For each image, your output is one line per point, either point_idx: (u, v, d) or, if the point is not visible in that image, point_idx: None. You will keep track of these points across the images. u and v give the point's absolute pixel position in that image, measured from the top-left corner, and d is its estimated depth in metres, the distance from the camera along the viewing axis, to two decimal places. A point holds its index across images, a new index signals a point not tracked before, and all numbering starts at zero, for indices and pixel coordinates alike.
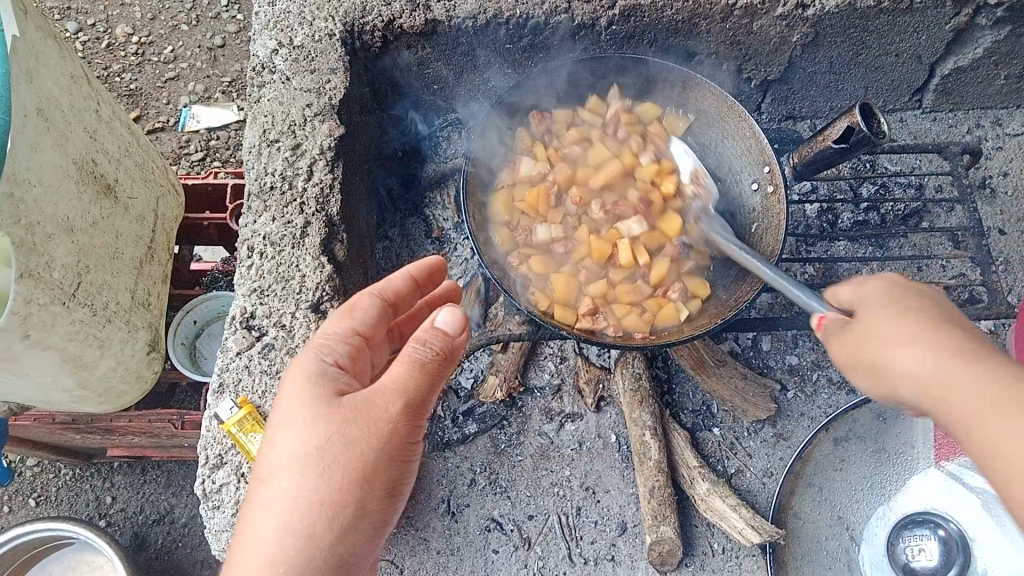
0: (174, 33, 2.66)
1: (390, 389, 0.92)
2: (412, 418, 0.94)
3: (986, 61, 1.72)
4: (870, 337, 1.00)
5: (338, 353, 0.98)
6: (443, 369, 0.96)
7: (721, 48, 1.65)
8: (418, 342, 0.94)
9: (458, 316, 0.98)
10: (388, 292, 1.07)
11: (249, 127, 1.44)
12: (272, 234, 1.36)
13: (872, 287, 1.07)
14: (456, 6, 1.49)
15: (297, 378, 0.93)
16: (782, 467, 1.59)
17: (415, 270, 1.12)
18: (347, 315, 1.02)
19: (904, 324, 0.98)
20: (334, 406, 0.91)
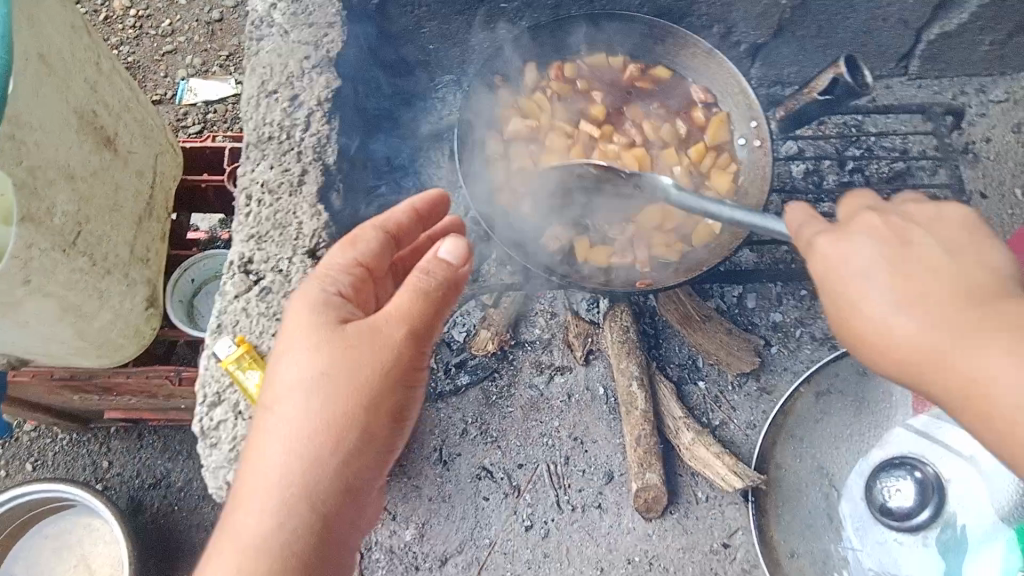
0: (172, 7, 2.68)
1: (394, 316, 0.92)
2: (418, 346, 0.94)
3: (969, 26, 1.76)
4: (873, 327, 0.91)
5: (341, 283, 0.98)
6: (447, 298, 0.96)
7: (710, 10, 1.69)
8: (421, 272, 0.94)
9: (460, 246, 0.98)
10: (392, 224, 1.07)
11: (248, 80, 1.47)
12: (270, 182, 1.40)
13: (858, 246, 0.95)
14: None
15: (300, 306, 0.94)
16: (765, 420, 1.64)
17: (417, 203, 1.11)
18: (350, 246, 1.01)
19: (906, 319, 0.89)
20: (339, 333, 0.92)
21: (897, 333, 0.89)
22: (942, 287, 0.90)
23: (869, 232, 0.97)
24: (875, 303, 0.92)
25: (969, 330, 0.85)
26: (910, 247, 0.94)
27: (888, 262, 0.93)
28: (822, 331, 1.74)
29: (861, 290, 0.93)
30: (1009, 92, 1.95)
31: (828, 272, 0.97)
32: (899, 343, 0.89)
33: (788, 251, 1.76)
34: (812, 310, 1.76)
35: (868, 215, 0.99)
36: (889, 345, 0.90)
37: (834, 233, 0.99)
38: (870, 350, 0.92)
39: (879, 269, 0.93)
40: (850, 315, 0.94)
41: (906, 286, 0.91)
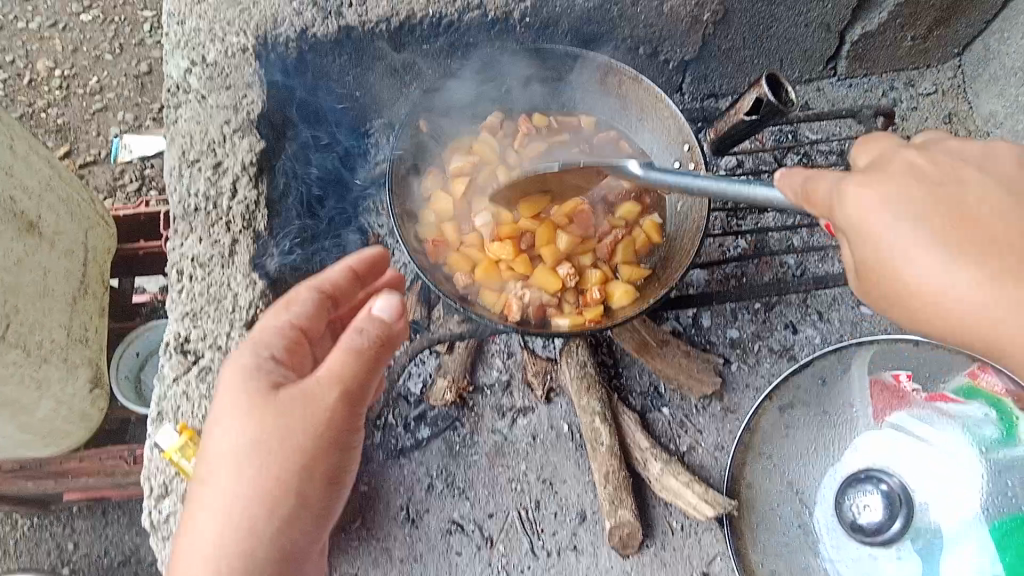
0: (98, 63, 2.61)
1: (327, 379, 0.88)
2: (350, 409, 0.90)
3: (891, 24, 1.77)
4: (928, 289, 0.84)
5: (275, 346, 0.94)
6: (381, 358, 0.92)
7: (635, 34, 1.67)
8: (355, 331, 0.89)
9: (396, 300, 0.93)
10: (328, 284, 1.02)
11: (168, 151, 1.42)
12: (200, 255, 1.35)
13: (893, 189, 0.87)
14: (369, 9, 1.49)
15: (232, 374, 0.90)
16: (732, 440, 1.62)
17: (354, 261, 1.06)
18: (285, 307, 0.98)
19: (961, 271, 0.82)
20: (272, 398, 0.88)
21: (954, 294, 0.83)
22: (995, 224, 0.84)
23: (911, 175, 0.89)
24: (943, 277, 0.83)
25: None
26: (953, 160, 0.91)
27: (1012, 237, 0.82)
28: (779, 343, 1.73)
29: (898, 245, 0.86)
30: (937, 84, 1.97)
31: (868, 233, 0.87)
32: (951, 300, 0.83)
33: (736, 266, 1.76)
34: (767, 322, 1.75)
35: (908, 154, 0.92)
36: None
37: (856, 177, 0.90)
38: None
39: (930, 241, 0.84)
40: (911, 294, 0.86)
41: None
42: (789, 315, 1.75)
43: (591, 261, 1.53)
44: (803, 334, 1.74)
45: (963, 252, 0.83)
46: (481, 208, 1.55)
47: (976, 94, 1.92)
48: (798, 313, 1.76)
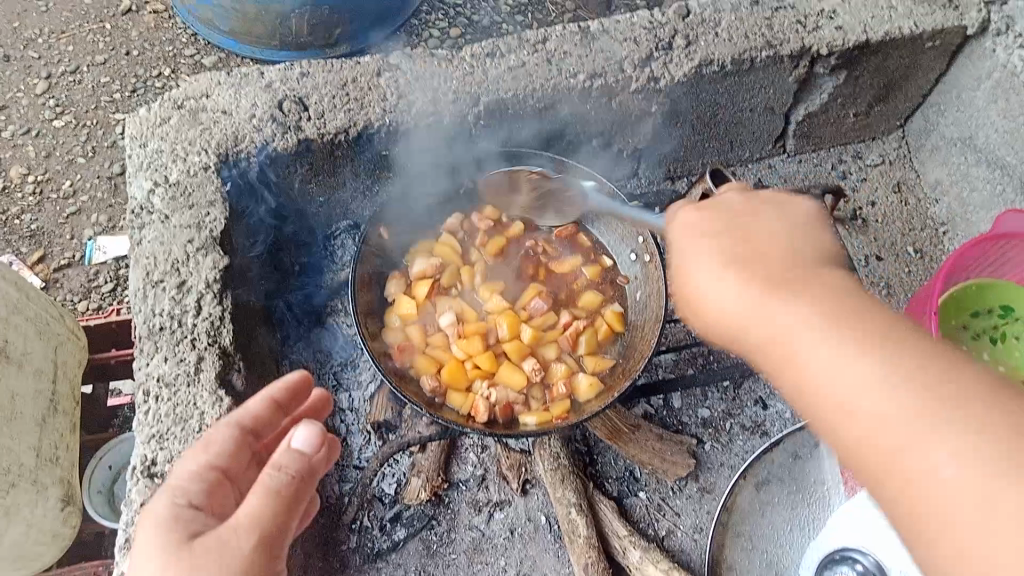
0: (71, 168, 2.63)
1: (245, 523, 0.85)
2: (269, 555, 0.87)
3: (833, 104, 1.84)
4: (699, 298, 0.97)
5: (192, 492, 0.94)
6: (301, 493, 0.92)
7: (587, 127, 1.73)
8: (273, 468, 0.90)
9: (314, 433, 0.95)
10: (245, 420, 1.05)
11: (131, 272, 1.43)
12: (165, 375, 1.35)
13: (700, 223, 1.03)
14: (326, 122, 1.55)
15: (149, 528, 0.87)
16: (710, 521, 1.62)
17: (274, 392, 1.10)
18: (203, 450, 1.00)
19: (726, 283, 0.93)
20: (188, 549, 0.84)
21: (716, 300, 0.94)
22: (778, 257, 0.95)
23: (721, 212, 1.04)
24: (708, 286, 0.95)
25: (787, 288, 0.89)
26: (766, 199, 1.06)
27: (781, 269, 0.93)
28: (750, 420, 1.74)
29: (687, 260, 1.00)
30: (883, 155, 2.03)
31: (678, 258, 1.02)
32: (715, 308, 0.94)
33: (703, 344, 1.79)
34: (737, 399, 1.76)
35: (732, 195, 1.08)
36: (804, 373, 0.84)
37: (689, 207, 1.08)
38: (780, 365, 0.88)
39: (704, 252, 0.98)
40: (691, 304, 0.99)
41: (850, 320, 0.83)
42: (758, 390, 1.77)
43: (554, 356, 1.54)
44: (774, 409, 1.76)
45: (739, 273, 0.94)
46: (446, 307, 1.57)
47: (921, 163, 1.99)
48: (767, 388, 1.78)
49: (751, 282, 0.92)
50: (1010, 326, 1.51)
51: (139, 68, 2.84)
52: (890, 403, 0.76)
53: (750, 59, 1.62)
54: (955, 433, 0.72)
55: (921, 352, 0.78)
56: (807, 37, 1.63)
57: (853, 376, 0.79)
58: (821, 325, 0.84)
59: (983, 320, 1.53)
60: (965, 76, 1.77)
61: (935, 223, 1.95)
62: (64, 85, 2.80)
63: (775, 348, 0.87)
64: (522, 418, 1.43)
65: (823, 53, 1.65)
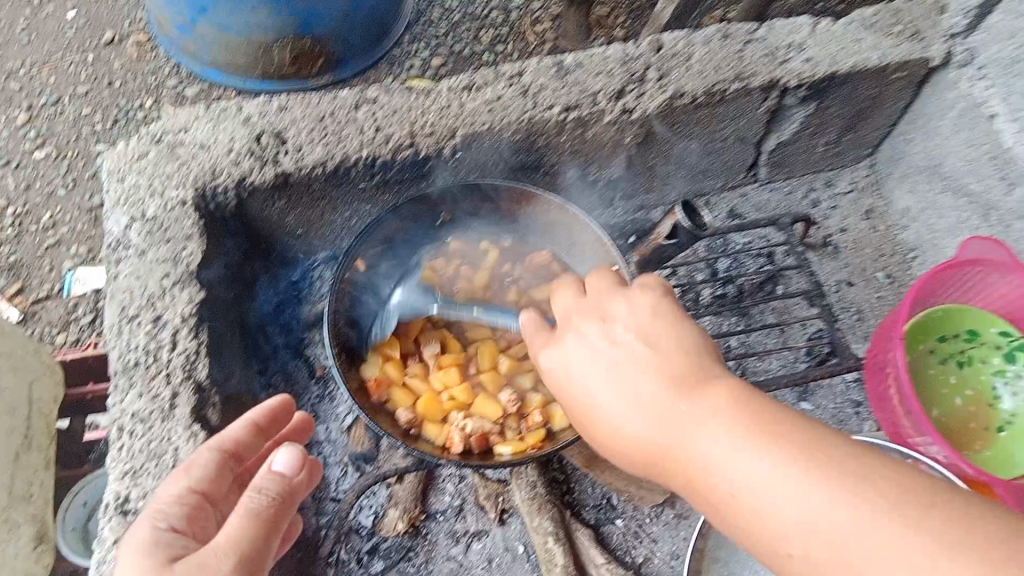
0: (51, 200, 2.63)
1: (225, 545, 0.91)
2: (249, 573, 0.92)
3: (802, 134, 1.89)
4: (614, 434, 1.02)
5: (174, 516, 0.99)
6: (280, 515, 0.98)
7: (561, 159, 1.76)
8: (254, 491, 0.96)
9: (294, 456, 1.02)
10: (227, 445, 1.11)
11: (108, 308, 1.45)
12: (140, 410, 1.36)
13: (575, 357, 1.07)
14: (303, 156, 1.58)
15: (133, 552, 0.93)
16: (687, 547, 1.63)
17: (254, 417, 1.16)
18: (185, 474, 1.06)
19: (633, 420, 0.99)
20: (169, 569, 0.89)
21: (628, 427, 0.99)
22: (654, 377, 1.00)
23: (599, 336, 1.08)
24: (613, 412, 1.01)
25: (684, 414, 0.95)
26: (622, 301, 1.10)
27: (664, 394, 0.98)
28: None
29: (584, 392, 1.05)
30: (853, 183, 2.07)
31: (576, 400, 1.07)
32: (630, 441, 1.00)
33: None
34: None
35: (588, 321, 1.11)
36: (722, 488, 0.90)
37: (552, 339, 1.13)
38: (699, 483, 0.93)
39: (597, 377, 1.04)
40: (601, 435, 1.04)
41: (765, 428, 0.89)
42: None
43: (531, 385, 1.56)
44: None
45: (631, 409, 0.99)
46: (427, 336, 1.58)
47: (891, 191, 2.03)
48: None
49: (648, 412, 0.98)
50: (977, 350, 1.55)
51: (121, 99, 2.86)
52: (817, 520, 0.81)
53: (720, 91, 1.67)
54: (873, 526, 0.78)
55: (814, 452, 0.85)
56: (775, 70, 1.68)
57: (778, 492, 0.84)
58: (724, 434, 0.91)
59: (951, 344, 1.57)
60: (930, 106, 1.82)
61: (904, 250, 1.99)
62: (45, 116, 2.81)
63: (699, 475, 0.92)
64: (497, 448, 1.45)
65: (792, 84, 1.69)
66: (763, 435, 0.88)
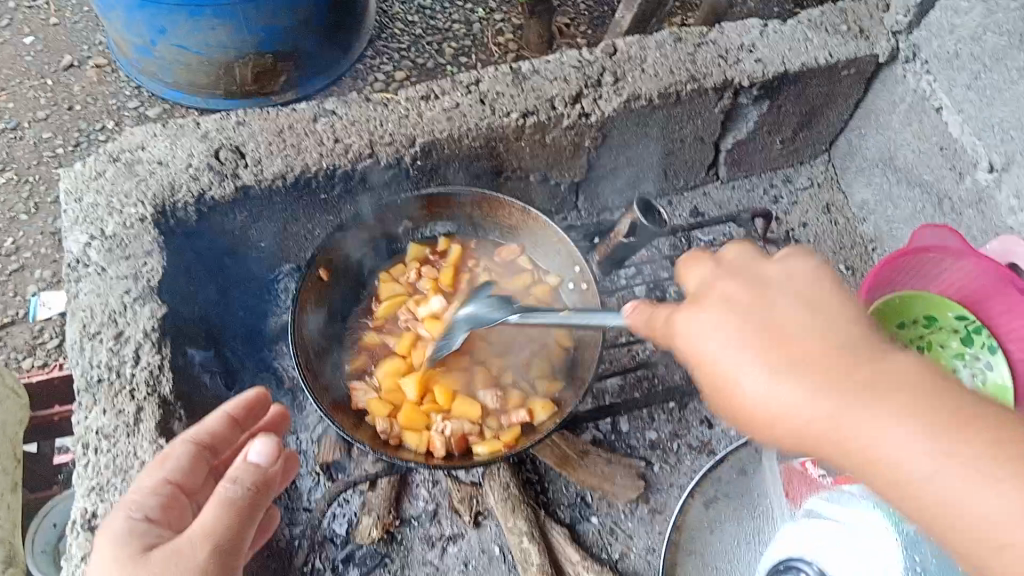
0: (13, 225, 2.60)
1: (199, 534, 0.92)
2: (226, 560, 0.93)
3: (758, 132, 1.92)
4: (765, 409, 0.86)
5: (148, 507, 0.99)
6: (257, 504, 0.98)
7: (523, 163, 1.78)
8: (230, 481, 0.96)
9: (270, 446, 1.02)
10: (203, 437, 1.12)
11: (68, 325, 1.41)
12: (105, 427, 1.33)
13: (713, 326, 0.91)
14: (264, 168, 1.57)
15: (103, 541, 0.93)
16: (662, 542, 1.64)
17: (232, 409, 1.18)
18: (160, 467, 1.06)
19: (795, 394, 0.85)
20: (143, 559, 0.90)
21: (784, 407, 0.85)
22: (817, 347, 0.87)
23: (724, 304, 0.93)
24: (769, 394, 0.86)
25: (860, 390, 0.83)
26: (768, 271, 0.97)
27: (831, 367, 0.85)
28: (697, 440, 1.78)
29: (729, 368, 0.89)
30: (811, 178, 2.12)
31: (700, 364, 0.93)
32: (792, 422, 0.85)
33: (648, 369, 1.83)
34: (683, 421, 1.80)
35: (720, 284, 0.97)
36: (897, 477, 0.80)
37: (688, 307, 0.96)
38: (867, 469, 0.83)
39: (745, 351, 0.88)
40: (739, 414, 0.89)
41: (952, 421, 0.78)
42: (703, 411, 1.82)
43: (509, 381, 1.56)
44: (719, 428, 1.79)
45: (793, 380, 0.85)
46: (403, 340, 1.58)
47: (848, 184, 2.08)
48: None
49: (815, 384, 0.84)
50: (935, 334, 1.59)
51: (81, 122, 2.84)
52: None
53: (676, 92, 1.69)
54: None
55: (1011, 447, 0.76)
56: (728, 70, 1.71)
57: (977, 494, 0.75)
58: (908, 425, 0.79)
59: (910, 331, 1.61)
60: (880, 101, 1.87)
61: (864, 241, 2.03)
62: (4, 142, 2.78)
63: (875, 462, 0.81)
64: (474, 449, 1.44)
65: (745, 84, 1.73)
66: (962, 437, 0.77)
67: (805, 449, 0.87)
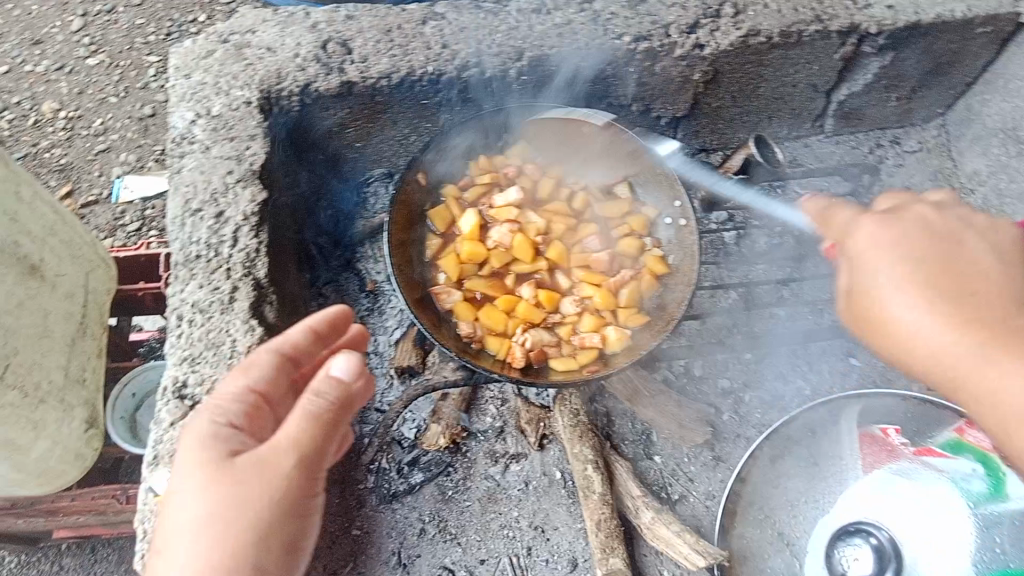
0: (103, 106, 2.64)
1: (283, 445, 0.92)
2: (308, 472, 0.94)
3: (876, 85, 1.83)
4: (896, 323, 1.09)
5: (232, 413, 0.98)
6: (340, 418, 0.97)
7: (627, 91, 1.72)
8: (313, 394, 0.94)
9: (353, 363, 0.99)
10: (286, 347, 1.05)
11: (171, 199, 1.44)
12: (200, 301, 1.36)
13: (883, 243, 1.12)
14: (369, 66, 1.55)
15: (188, 443, 0.93)
16: (723, 489, 1.64)
17: (313, 323, 1.09)
18: (243, 372, 1.02)
19: (940, 324, 1.06)
20: (229, 465, 0.91)
21: (926, 332, 1.07)
22: (990, 289, 1.10)
23: (921, 224, 1.15)
24: (909, 317, 1.08)
25: (1000, 327, 1.06)
26: (978, 223, 1.19)
27: (979, 303, 1.08)
28: (770, 393, 1.75)
29: (886, 285, 1.10)
30: (921, 142, 2.03)
31: (857, 258, 1.14)
32: (924, 342, 1.07)
33: (728, 316, 1.80)
34: (757, 372, 1.77)
35: (919, 208, 1.19)
36: (1008, 411, 1.02)
37: (871, 218, 1.16)
38: (959, 391, 1.07)
39: (907, 284, 1.09)
40: (880, 322, 1.11)
41: None
42: (779, 365, 1.78)
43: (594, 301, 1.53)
44: (794, 385, 1.76)
45: (940, 305, 1.07)
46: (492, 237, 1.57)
47: (960, 153, 1.97)
48: (788, 364, 1.78)
49: (957, 321, 1.06)
50: None
51: (174, 12, 2.85)
52: None
53: (798, 32, 1.61)
54: None
55: None
56: (857, 14, 1.62)
57: None
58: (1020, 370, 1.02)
59: None
60: (1011, 67, 1.76)
61: None
62: (99, 25, 2.81)
63: (969, 386, 1.05)
64: (551, 367, 1.45)
65: (872, 31, 1.63)
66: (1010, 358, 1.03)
67: (912, 362, 1.10)
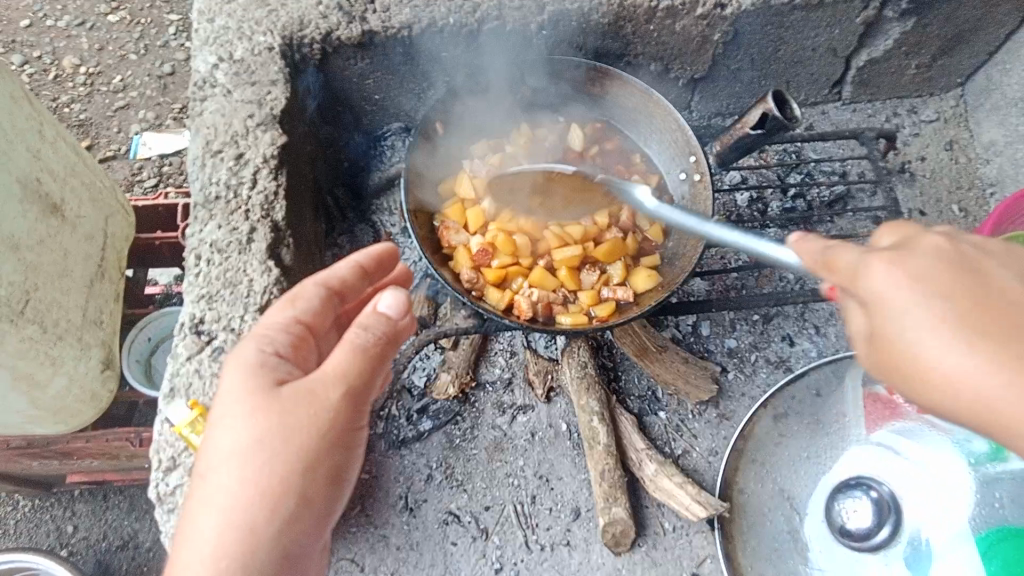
0: (123, 63, 2.65)
1: (331, 376, 0.90)
2: (353, 404, 0.92)
3: (895, 51, 1.83)
4: (925, 366, 0.76)
5: (279, 342, 0.95)
6: (386, 352, 0.96)
7: (646, 50, 1.73)
8: (359, 327, 0.94)
9: (399, 299, 0.98)
10: (332, 282, 1.04)
11: (192, 140, 1.46)
12: (218, 241, 1.38)
13: (902, 280, 0.78)
14: (391, 16, 1.56)
15: (235, 370, 0.91)
16: (726, 446, 1.66)
17: (360, 259, 1.10)
18: (289, 304, 0.99)
19: (973, 356, 0.73)
20: (276, 395, 0.89)
21: (945, 370, 0.75)
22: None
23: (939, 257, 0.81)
24: (942, 358, 0.75)
25: None
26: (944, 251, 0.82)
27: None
28: (776, 354, 1.77)
29: (917, 338, 0.76)
30: (939, 112, 2.02)
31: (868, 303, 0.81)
32: (948, 379, 0.75)
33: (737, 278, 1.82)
34: (765, 334, 1.79)
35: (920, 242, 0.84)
36: None
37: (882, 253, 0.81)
38: None
39: (944, 330, 0.75)
40: (906, 368, 0.78)
41: None
42: (787, 328, 1.80)
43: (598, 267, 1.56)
44: (800, 346, 1.78)
45: (980, 346, 0.73)
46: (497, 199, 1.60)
47: (977, 123, 1.98)
48: (795, 326, 1.81)
49: (989, 351, 0.73)
50: None
51: None
52: None
53: None
54: None
55: None
56: None
57: None
58: None
59: None
60: None
61: (983, 184, 1.93)
62: None
63: None
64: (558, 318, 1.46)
65: None
66: None
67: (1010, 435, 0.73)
